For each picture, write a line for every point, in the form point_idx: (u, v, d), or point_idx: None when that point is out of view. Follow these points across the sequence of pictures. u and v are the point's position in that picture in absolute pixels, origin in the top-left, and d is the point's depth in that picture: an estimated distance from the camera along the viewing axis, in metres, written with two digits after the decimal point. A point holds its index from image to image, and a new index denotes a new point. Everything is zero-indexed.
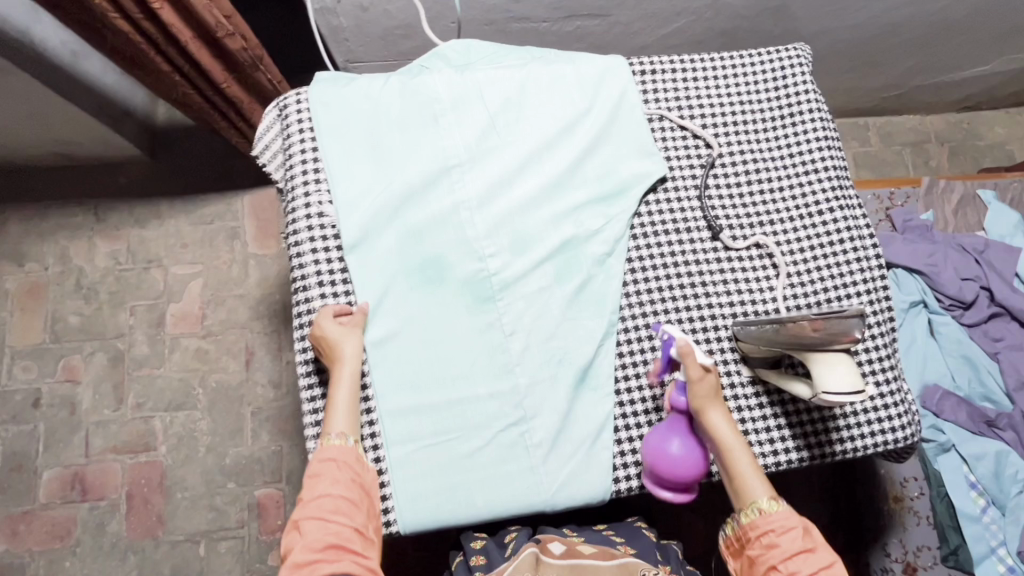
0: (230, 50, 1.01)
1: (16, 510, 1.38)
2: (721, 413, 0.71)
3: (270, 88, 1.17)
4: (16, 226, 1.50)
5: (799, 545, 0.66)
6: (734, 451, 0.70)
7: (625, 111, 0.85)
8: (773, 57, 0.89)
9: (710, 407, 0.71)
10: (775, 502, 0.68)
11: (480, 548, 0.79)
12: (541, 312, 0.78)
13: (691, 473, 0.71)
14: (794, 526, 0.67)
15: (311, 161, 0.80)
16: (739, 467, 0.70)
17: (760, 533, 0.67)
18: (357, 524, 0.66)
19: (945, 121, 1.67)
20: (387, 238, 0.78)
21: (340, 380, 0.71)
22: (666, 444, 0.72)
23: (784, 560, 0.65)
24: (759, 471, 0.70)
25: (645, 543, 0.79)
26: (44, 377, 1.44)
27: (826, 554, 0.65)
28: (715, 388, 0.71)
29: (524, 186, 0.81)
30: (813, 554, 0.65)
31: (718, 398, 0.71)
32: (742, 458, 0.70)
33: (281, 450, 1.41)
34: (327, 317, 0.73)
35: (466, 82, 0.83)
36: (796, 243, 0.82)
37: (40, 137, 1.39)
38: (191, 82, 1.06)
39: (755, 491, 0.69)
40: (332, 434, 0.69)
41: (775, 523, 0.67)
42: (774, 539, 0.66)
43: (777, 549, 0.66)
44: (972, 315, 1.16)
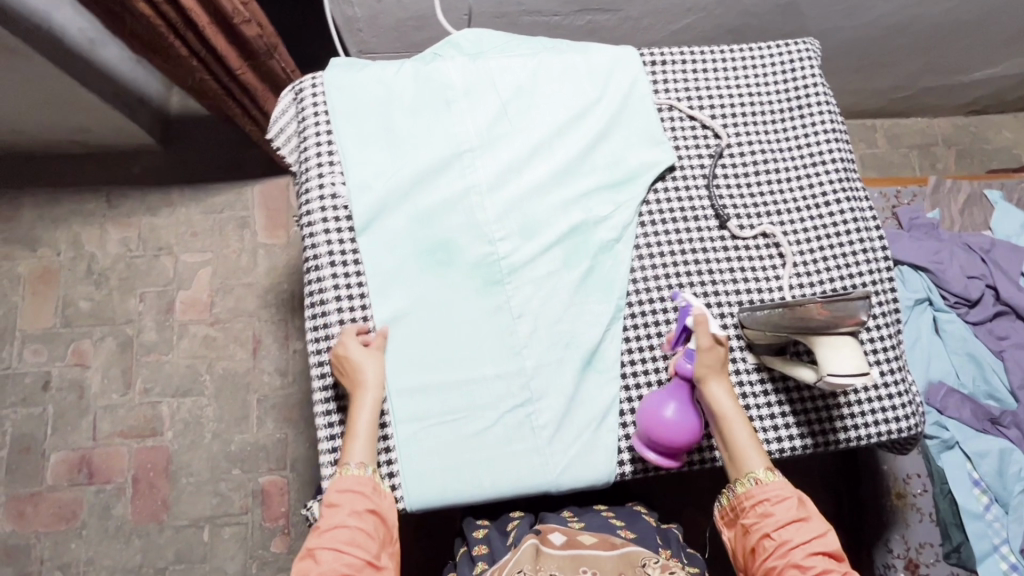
0: (245, 36, 1.04)
1: (24, 492, 1.40)
2: (723, 385, 0.72)
3: (284, 76, 1.20)
4: (29, 211, 1.52)
5: (792, 515, 0.68)
6: (733, 423, 0.72)
7: (635, 100, 0.86)
8: (782, 50, 0.90)
9: (715, 378, 0.72)
10: (771, 472, 0.71)
11: (483, 537, 0.81)
12: (548, 296, 0.79)
13: (683, 439, 0.72)
14: (789, 496, 0.69)
15: (326, 144, 0.81)
16: (738, 438, 0.72)
17: (755, 502, 0.70)
18: (371, 555, 0.67)
19: (952, 125, 1.68)
20: (399, 221, 0.79)
21: (362, 407, 0.72)
22: (665, 407, 0.72)
23: (778, 528, 0.68)
24: (756, 443, 0.72)
25: (645, 527, 0.80)
26: (54, 361, 1.46)
27: (818, 523, 0.68)
28: (721, 359, 0.72)
29: (534, 172, 0.82)
30: (806, 523, 0.68)
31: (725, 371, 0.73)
32: (740, 430, 0.72)
33: (286, 437, 1.42)
34: (353, 340, 0.74)
35: (479, 70, 0.84)
36: (803, 233, 0.83)
37: (56, 123, 1.41)
38: (207, 67, 1.07)
39: (752, 462, 0.71)
40: (351, 463, 0.70)
41: (770, 492, 0.70)
42: (769, 508, 0.69)
43: (771, 518, 0.69)
44: (978, 313, 1.16)
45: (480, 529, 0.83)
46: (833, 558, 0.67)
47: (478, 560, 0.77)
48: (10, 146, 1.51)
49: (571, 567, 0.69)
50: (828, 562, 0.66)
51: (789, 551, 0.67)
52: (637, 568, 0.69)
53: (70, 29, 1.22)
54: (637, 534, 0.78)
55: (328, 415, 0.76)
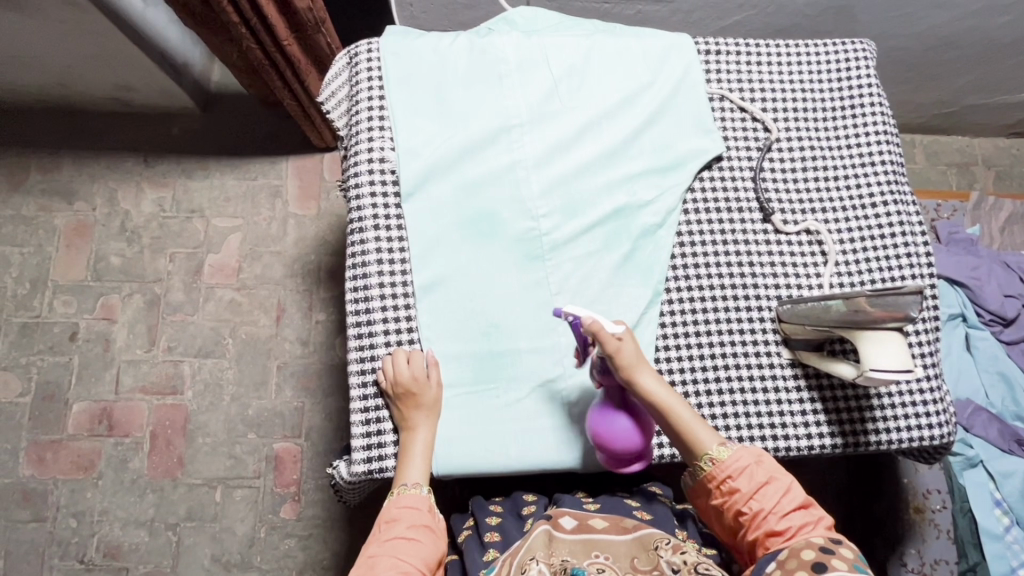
0: (296, 8, 1.04)
1: (45, 438, 1.42)
2: (650, 375, 0.71)
3: (328, 51, 1.20)
4: (69, 165, 1.55)
5: (755, 483, 0.67)
6: (674, 409, 0.70)
7: (687, 88, 0.85)
8: (838, 47, 0.89)
9: (637, 371, 0.70)
10: (724, 446, 0.69)
11: (496, 524, 0.79)
12: (588, 275, 0.79)
13: (636, 444, 0.70)
14: (748, 463, 0.68)
15: (377, 108, 0.81)
16: (683, 422, 0.70)
17: (720, 482, 0.68)
18: (428, 569, 0.66)
19: (993, 145, 1.65)
20: (445, 189, 0.79)
21: (418, 439, 0.72)
22: (620, 421, 0.70)
23: (748, 501, 0.67)
24: (702, 420, 0.71)
25: (664, 511, 0.79)
26: (83, 313, 1.48)
27: (781, 482, 0.67)
28: (637, 353, 0.70)
29: (581, 151, 0.82)
30: (770, 486, 0.67)
31: (643, 364, 0.71)
32: (683, 413, 0.70)
33: (303, 407, 1.44)
34: (407, 368, 0.73)
35: (534, 47, 0.84)
36: (847, 232, 0.82)
37: (102, 78, 1.43)
38: (256, 38, 1.09)
39: (706, 441, 0.70)
40: (407, 483, 0.70)
41: (731, 468, 0.68)
42: (734, 484, 0.67)
43: (738, 493, 0.67)
44: (1011, 333, 1.14)
45: (494, 516, 0.81)
46: (806, 509, 0.66)
47: (490, 547, 0.76)
48: (56, 99, 1.53)
49: (583, 552, 0.68)
50: (803, 517, 0.65)
51: (766, 520, 0.65)
52: (651, 551, 0.69)
53: None
54: (653, 515, 0.77)
55: (362, 373, 0.76)
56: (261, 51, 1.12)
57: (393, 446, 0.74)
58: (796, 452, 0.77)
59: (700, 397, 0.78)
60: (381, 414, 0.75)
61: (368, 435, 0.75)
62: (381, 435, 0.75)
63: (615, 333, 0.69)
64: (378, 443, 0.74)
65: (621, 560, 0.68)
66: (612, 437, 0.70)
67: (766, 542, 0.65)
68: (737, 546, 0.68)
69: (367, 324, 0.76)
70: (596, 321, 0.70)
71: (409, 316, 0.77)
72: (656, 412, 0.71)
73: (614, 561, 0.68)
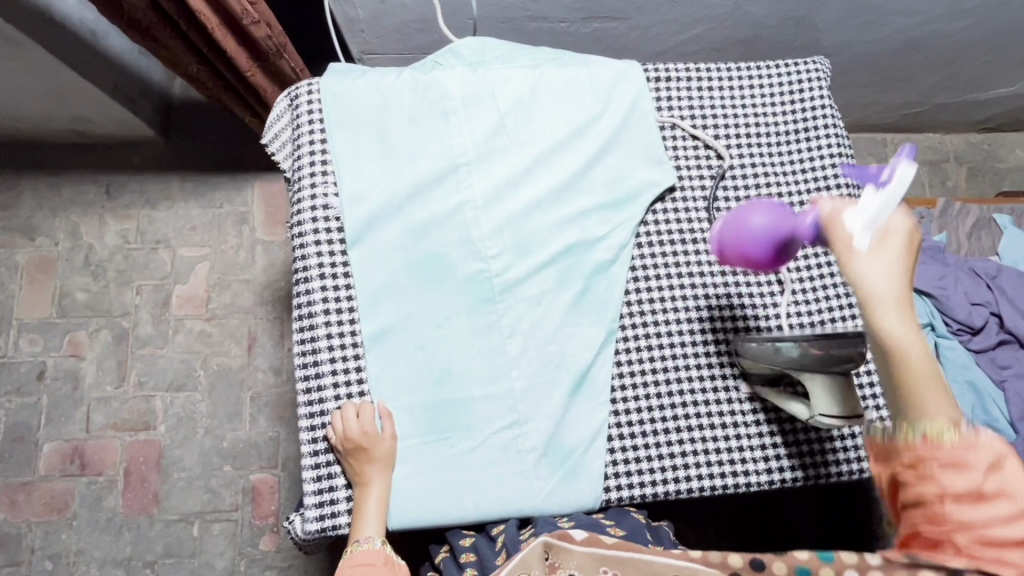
0: (253, 37, 0.97)
1: (16, 481, 1.40)
2: (892, 300, 0.52)
3: (292, 77, 1.14)
4: (29, 199, 1.52)
5: (972, 485, 0.46)
6: (908, 354, 0.51)
7: (637, 117, 0.84)
8: (791, 69, 0.87)
9: (874, 289, 0.53)
10: (954, 427, 0.48)
11: (469, 544, 0.74)
12: (541, 316, 0.77)
13: (744, 243, 0.67)
14: (975, 461, 0.47)
15: (320, 153, 0.80)
16: (912, 373, 0.51)
17: (915, 459, 0.49)
18: None
19: (965, 141, 1.64)
20: (391, 234, 0.77)
21: (369, 494, 0.71)
22: (758, 212, 0.66)
23: (944, 498, 0.47)
24: (942, 387, 0.51)
25: (635, 523, 0.74)
26: (50, 351, 1.46)
27: (1005, 505, 0.46)
28: (891, 271, 0.53)
29: (529, 190, 0.80)
30: (984, 504, 0.46)
31: (895, 288, 0.53)
32: (914, 361, 0.51)
33: (278, 436, 1.42)
34: (352, 422, 0.72)
35: (478, 81, 0.82)
36: (803, 259, 0.81)
37: (56, 113, 1.40)
38: (207, 63, 1.06)
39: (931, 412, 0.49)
40: (360, 539, 0.69)
41: (944, 454, 0.48)
42: (933, 472, 0.48)
43: (935, 482, 0.48)
44: (980, 341, 1.13)
45: (468, 536, 0.75)
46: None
47: (466, 568, 0.71)
48: (11, 133, 1.50)
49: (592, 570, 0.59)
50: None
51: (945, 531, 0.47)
52: None
53: (70, 19, 1.21)
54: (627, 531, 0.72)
55: (312, 430, 0.74)
56: (207, 73, 1.09)
57: (345, 503, 0.73)
58: (756, 487, 0.77)
59: (657, 437, 0.77)
60: (333, 469, 0.74)
61: (320, 493, 0.74)
62: (334, 491, 0.73)
63: (859, 238, 0.55)
64: (330, 501, 0.73)
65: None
66: (740, 220, 0.67)
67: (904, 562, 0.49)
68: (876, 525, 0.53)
69: (316, 378, 0.75)
70: (839, 210, 0.58)
71: (359, 367, 0.75)
72: (877, 352, 0.53)
73: None
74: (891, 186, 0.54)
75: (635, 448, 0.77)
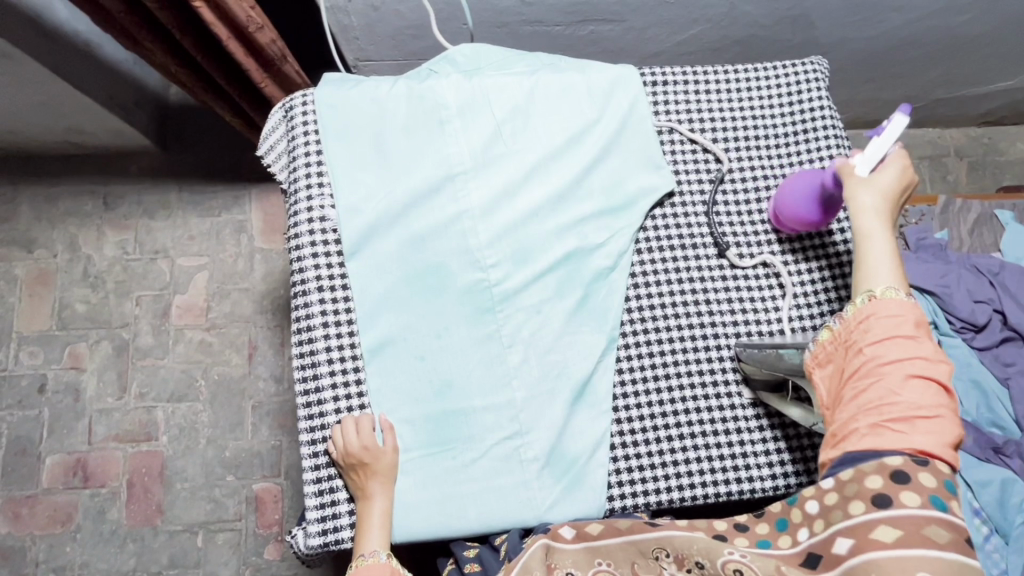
0: (259, 44, 0.94)
1: (19, 494, 1.40)
2: (875, 201, 0.63)
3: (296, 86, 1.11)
4: (27, 212, 1.51)
5: (899, 337, 0.56)
6: (871, 240, 0.62)
7: (634, 122, 0.83)
8: (789, 71, 0.87)
9: (863, 192, 0.64)
10: (893, 290, 0.58)
11: (475, 555, 0.73)
12: (541, 325, 0.77)
13: (789, 209, 0.77)
14: (903, 316, 0.57)
15: (315, 165, 0.79)
16: (869, 250, 0.62)
17: (861, 319, 0.58)
18: None
19: (965, 136, 1.63)
20: (389, 245, 0.77)
21: (372, 510, 0.70)
22: (800, 180, 0.76)
23: (876, 349, 0.57)
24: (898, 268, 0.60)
25: None
26: (50, 364, 1.45)
27: (925, 353, 0.55)
28: (885, 184, 0.64)
29: (527, 198, 0.79)
30: (910, 352, 0.56)
31: (882, 192, 0.63)
32: (876, 246, 0.62)
33: (280, 445, 1.41)
34: (353, 433, 0.71)
35: (474, 89, 0.82)
36: (804, 262, 0.81)
37: (52, 126, 1.39)
38: (186, 64, 1.03)
39: (879, 279, 0.60)
40: (365, 553, 0.69)
41: (881, 312, 0.57)
42: (869, 330, 0.58)
43: (871, 336, 0.57)
44: (984, 339, 1.11)
45: (472, 547, 0.74)
46: (933, 425, 0.53)
47: None
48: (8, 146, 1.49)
49: (586, 563, 0.65)
50: (928, 428, 0.53)
51: (874, 376, 0.56)
52: (649, 559, 0.63)
53: (63, 31, 1.20)
54: None
55: (313, 445, 0.74)
56: (188, 74, 1.05)
57: (348, 517, 0.73)
58: (760, 493, 0.76)
59: (660, 444, 0.76)
60: (334, 483, 0.73)
61: (322, 507, 0.73)
62: (336, 505, 0.73)
63: (861, 165, 0.66)
64: (332, 515, 0.73)
65: (622, 566, 0.64)
66: (785, 190, 0.78)
67: (837, 431, 0.57)
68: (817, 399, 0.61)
69: (316, 392, 0.75)
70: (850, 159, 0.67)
71: (358, 380, 0.75)
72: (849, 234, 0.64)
73: (615, 568, 0.64)
74: (883, 132, 0.64)
75: (638, 456, 0.76)
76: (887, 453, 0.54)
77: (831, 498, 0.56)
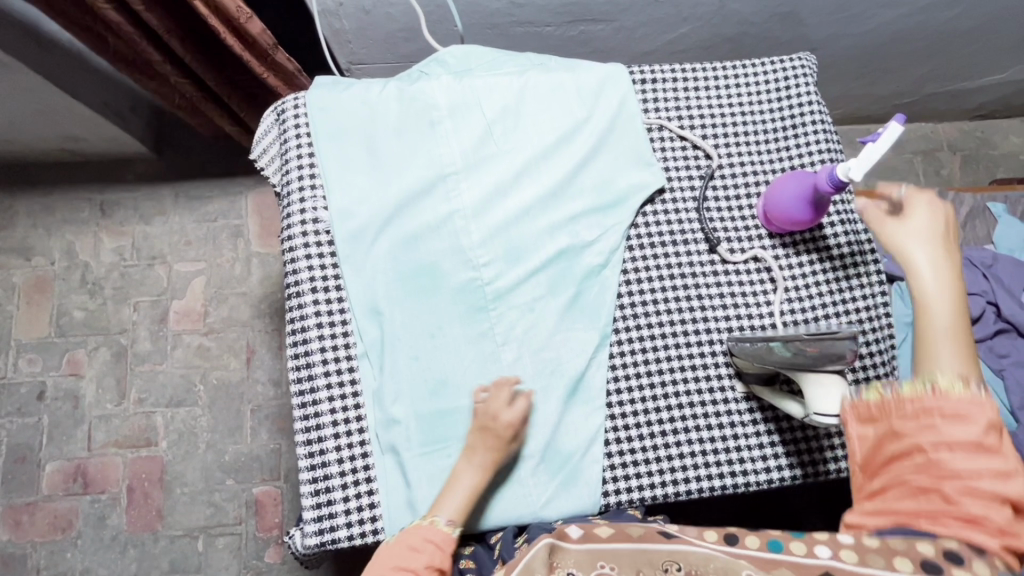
0: (250, 34, 0.91)
1: (20, 501, 1.40)
2: (930, 260, 0.63)
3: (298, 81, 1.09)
4: (24, 220, 1.52)
5: (967, 433, 0.52)
6: (933, 306, 0.61)
7: (623, 120, 0.84)
8: (777, 67, 0.87)
9: (912, 252, 0.64)
10: (962, 383, 0.55)
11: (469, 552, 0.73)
12: (534, 323, 0.77)
13: (778, 211, 0.78)
14: (975, 413, 0.53)
15: (308, 167, 0.80)
16: (935, 319, 0.60)
17: (921, 407, 0.55)
18: None
19: (958, 129, 1.64)
20: (382, 246, 0.77)
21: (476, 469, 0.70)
22: (789, 182, 0.77)
23: (941, 441, 0.53)
24: (960, 342, 0.59)
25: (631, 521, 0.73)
26: (50, 370, 1.46)
27: (999, 463, 0.52)
28: (931, 239, 0.64)
29: (519, 196, 0.80)
30: (980, 457, 0.52)
31: (932, 249, 0.64)
32: (940, 317, 0.60)
33: (279, 448, 1.42)
34: (501, 395, 0.72)
35: (464, 90, 0.82)
36: (795, 257, 0.81)
37: (48, 134, 1.40)
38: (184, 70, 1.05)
39: (945, 352, 0.58)
40: (441, 517, 0.68)
41: (949, 405, 0.54)
42: (935, 420, 0.54)
43: (934, 427, 0.54)
44: (978, 330, 1.12)
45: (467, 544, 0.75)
46: (998, 533, 0.50)
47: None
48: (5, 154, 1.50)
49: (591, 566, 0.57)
50: (992, 532, 0.50)
51: (937, 470, 0.53)
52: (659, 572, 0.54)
53: None
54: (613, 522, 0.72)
55: (309, 445, 0.74)
56: (187, 82, 1.08)
57: (343, 515, 0.72)
58: (756, 486, 0.76)
59: (654, 440, 0.77)
60: (330, 482, 0.73)
61: (318, 506, 0.73)
62: (332, 504, 0.73)
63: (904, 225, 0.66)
64: (328, 514, 0.72)
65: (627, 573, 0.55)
66: (774, 192, 0.79)
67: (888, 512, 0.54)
68: (855, 464, 0.59)
69: (311, 392, 0.75)
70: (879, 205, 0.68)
71: (353, 379, 0.75)
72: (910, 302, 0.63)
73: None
74: (878, 138, 0.66)
75: (632, 452, 0.76)
76: (942, 537, 0.51)
77: (869, 541, 0.52)
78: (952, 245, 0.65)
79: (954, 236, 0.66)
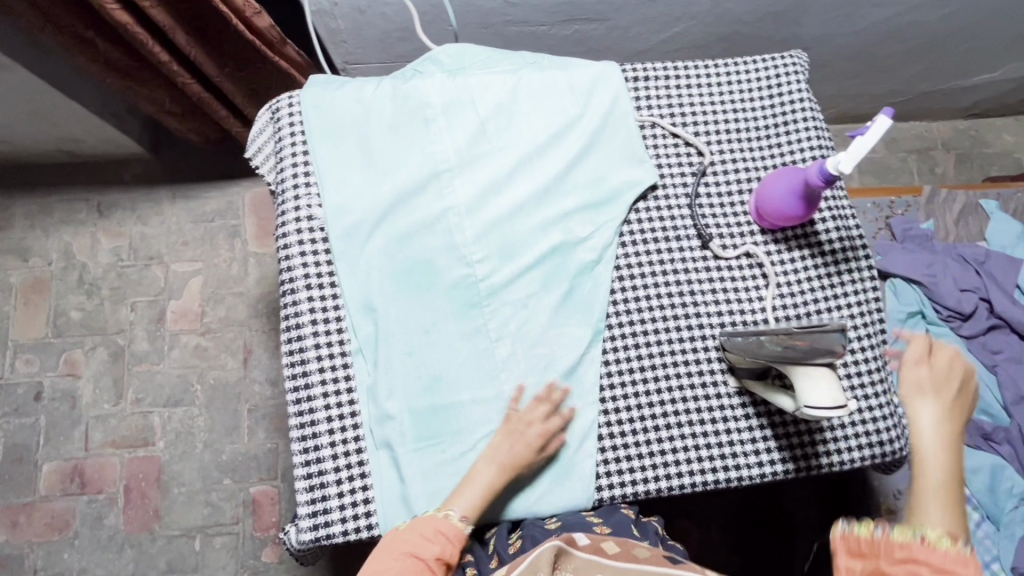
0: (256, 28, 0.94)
1: (17, 502, 1.40)
2: (935, 413, 0.65)
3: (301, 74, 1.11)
4: (21, 220, 1.52)
5: None
6: (927, 458, 0.64)
7: (616, 117, 0.84)
8: (767, 64, 0.88)
9: (921, 402, 0.66)
10: (948, 539, 0.57)
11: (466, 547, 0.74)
12: (527, 319, 0.78)
13: (770, 207, 0.79)
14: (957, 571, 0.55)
15: (302, 164, 0.80)
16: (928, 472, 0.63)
17: (908, 554, 0.57)
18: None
19: (952, 128, 1.65)
20: (376, 243, 0.78)
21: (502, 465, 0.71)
22: (780, 178, 0.78)
23: None
24: (952, 503, 0.61)
25: (623, 518, 0.73)
26: (47, 370, 1.46)
27: None
28: (939, 394, 0.67)
29: (513, 193, 0.80)
30: None
31: (943, 405, 0.66)
32: (933, 471, 0.63)
33: (277, 448, 1.42)
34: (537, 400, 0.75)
35: (458, 88, 0.83)
36: (787, 252, 0.82)
37: (46, 135, 1.40)
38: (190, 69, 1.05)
39: (934, 510, 0.60)
40: (454, 511, 0.69)
41: (936, 559, 0.56)
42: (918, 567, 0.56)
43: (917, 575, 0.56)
44: (971, 326, 1.13)
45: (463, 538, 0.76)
46: None
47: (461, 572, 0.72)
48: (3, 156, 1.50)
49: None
50: None
51: None
52: None
53: None
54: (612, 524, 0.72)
55: (304, 440, 0.75)
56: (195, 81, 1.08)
57: (338, 511, 0.72)
58: (749, 481, 0.77)
59: (646, 435, 0.77)
60: (325, 478, 0.73)
61: (313, 502, 0.73)
62: (327, 500, 0.73)
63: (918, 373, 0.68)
64: (323, 509, 0.73)
65: None
66: (765, 187, 0.80)
67: None
68: None
69: (305, 388, 0.75)
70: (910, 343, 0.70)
71: (347, 375, 0.76)
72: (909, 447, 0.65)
73: None
74: (867, 132, 0.67)
75: (626, 446, 0.77)
76: None
77: None
78: (961, 408, 0.67)
79: (968, 398, 0.68)
